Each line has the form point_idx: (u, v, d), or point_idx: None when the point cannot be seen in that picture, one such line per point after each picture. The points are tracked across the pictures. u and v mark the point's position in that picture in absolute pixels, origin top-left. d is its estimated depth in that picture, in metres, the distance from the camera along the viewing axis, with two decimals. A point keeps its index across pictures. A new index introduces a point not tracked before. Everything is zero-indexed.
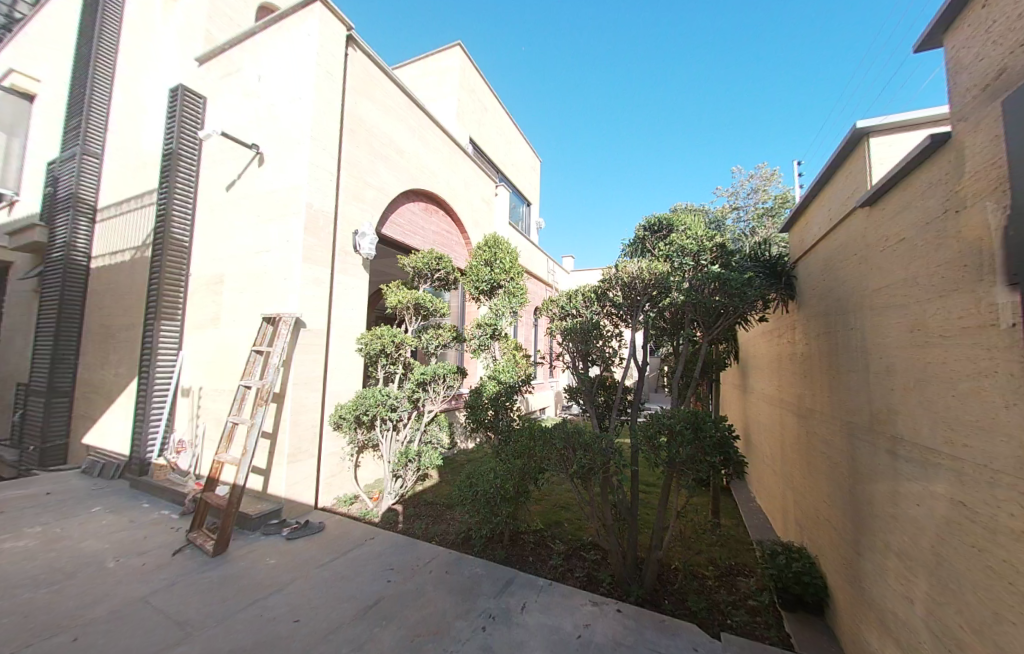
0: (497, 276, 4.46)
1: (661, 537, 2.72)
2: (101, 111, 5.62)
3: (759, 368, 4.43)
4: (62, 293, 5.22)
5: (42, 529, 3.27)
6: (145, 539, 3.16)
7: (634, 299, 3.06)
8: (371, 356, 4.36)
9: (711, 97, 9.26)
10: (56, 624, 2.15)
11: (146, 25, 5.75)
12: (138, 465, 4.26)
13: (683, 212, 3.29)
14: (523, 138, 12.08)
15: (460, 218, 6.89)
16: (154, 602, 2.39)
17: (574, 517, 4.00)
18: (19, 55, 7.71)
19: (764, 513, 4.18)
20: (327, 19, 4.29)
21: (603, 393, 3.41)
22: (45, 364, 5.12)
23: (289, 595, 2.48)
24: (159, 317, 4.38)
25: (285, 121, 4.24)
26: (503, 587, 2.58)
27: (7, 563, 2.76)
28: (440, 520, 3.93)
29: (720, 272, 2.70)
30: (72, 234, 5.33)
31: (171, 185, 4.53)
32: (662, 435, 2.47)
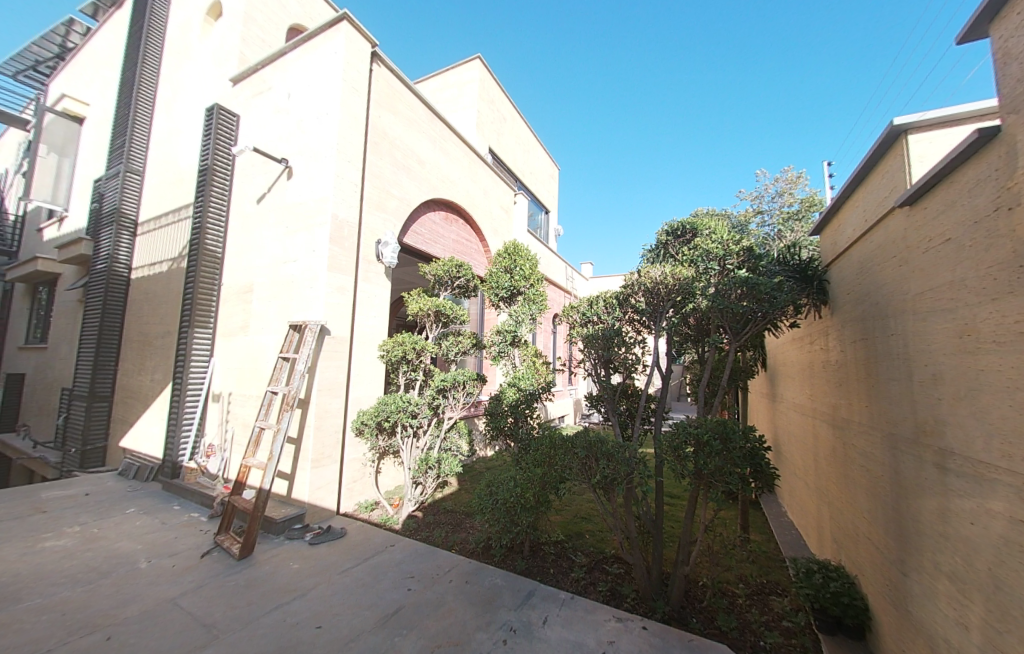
0: (517, 283, 4.46)
1: (688, 553, 2.61)
2: (143, 132, 6.06)
3: (790, 377, 4.26)
4: (105, 302, 5.52)
5: (81, 529, 3.41)
6: (175, 541, 3.25)
7: (657, 305, 2.99)
8: (392, 362, 4.39)
9: (733, 106, 9.12)
10: (91, 623, 2.23)
11: (185, 49, 6.11)
12: (170, 468, 4.41)
13: (707, 216, 3.22)
14: (541, 146, 12.17)
15: (479, 226, 6.94)
16: (183, 603, 2.44)
17: (596, 528, 3.92)
18: (72, 82, 8.33)
19: (797, 529, 3.97)
20: (353, 37, 4.45)
21: (626, 401, 3.34)
22: (88, 370, 5.40)
23: (311, 600, 2.50)
24: (193, 325, 4.57)
25: (312, 135, 4.39)
26: (523, 599, 2.53)
27: (48, 560, 2.89)
28: (459, 528, 3.90)
29: (748, 276, 2.60)
30: (115, 247, 5.66)
31: (206, 199, 4.74)
32: (689, 445, 2.38)
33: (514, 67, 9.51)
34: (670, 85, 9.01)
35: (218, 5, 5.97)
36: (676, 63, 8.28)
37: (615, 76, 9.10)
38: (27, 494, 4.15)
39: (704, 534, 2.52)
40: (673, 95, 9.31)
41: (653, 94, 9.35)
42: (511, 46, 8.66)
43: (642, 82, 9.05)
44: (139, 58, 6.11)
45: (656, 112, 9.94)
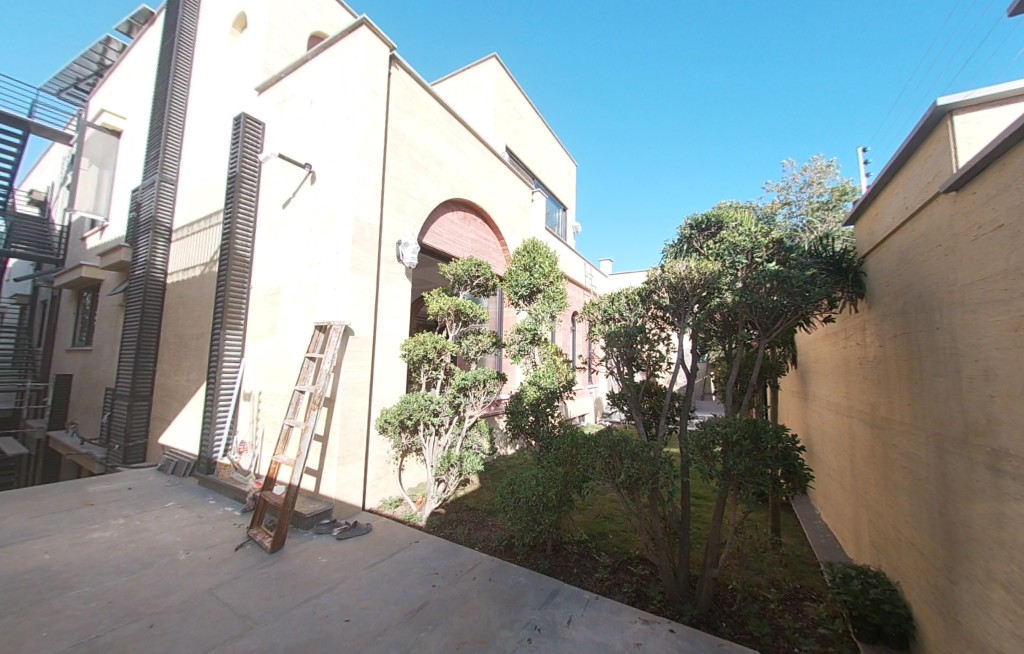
0: (536, 281, 4.43)
1: (716, 556, 2.54)
2: (176, 142, 6.33)
3: (823, 374, 4.09)
4: (143, 306, 5.80)
5: (125, 521, 3.60)
6: (211, 534, 3.39)
7: (681, 301, 2.93)
8: (414, 361, 4.44)
9: (756, 101, 8.79)
10: (135, 611, 2.35)
11: (213, 61, 6.35)
12: (206, 464, 4.60)
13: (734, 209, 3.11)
14: (558, 143, 12.08)
15: (498, 225, 6.95)
16: (218, 594, 2.55)
17: (620, 528, 3.86)
18: (110, 97, 8.80)
19: (833, 533, 3.81)
20: (371, 41, 4.52)
21: (650, 400, 3.28)
22: (129, 370, 5.70)
23: (339, 594, 2.56)
24: (225, 326, 4.75)
25: (333, 139, 4.48)
26: (547, 599, 2.51)
27: (96, 551, 3.06)
28: (482, 526, 3.92)
29: (778, 269, 2.50)
30: (151, 254, 5.95)
31: (235, 205, 4.92)
32: (717, 445, 2.31)
33: (529, 64, 9.46)
34: (687, 84, 8.75)
35: (243, 16, 6.17)
36: (694, 60, 8.01)
37: (632, 74, 8.88)
38: (77, 487, 4.42)
39: (734, 537, 2.44)
40: (691, 94, 9.02)
41: (673, 94, 9.15)
42: (524, 41, 8.57)
43: (658, 79, 8.83)
44: (171, 71, 6.39)
45: (672, 109, 9.68)
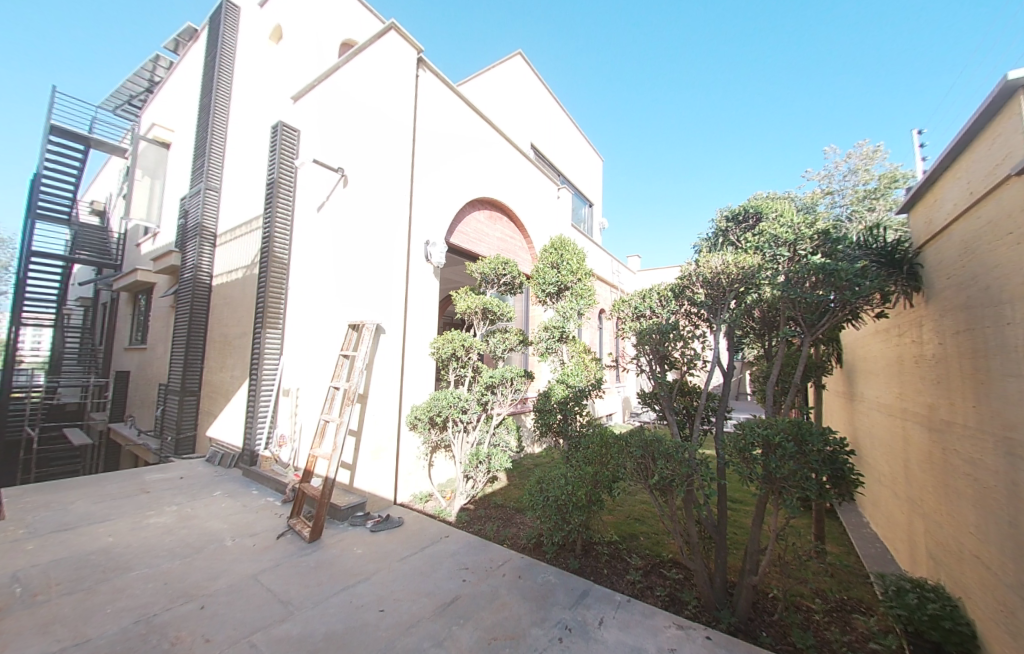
0: (564, 278, 4.39)
1: (757, 563, 2.43)
2: (219, 152, 6.68)
3: (871, 373, 3.85)
4: (192, 307, 6.18)
5: (177, 508, 3.84)
6: (254, 522, 3.57)
7: (717, 297, 2.83)
8: (443, 359, 4.50)
9: (788, 97, 8.24)
10: (188, 592, 2.51)
11: (252, 73, 6.68)
12: (249, 456, 4.85)
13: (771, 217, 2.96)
14: (584, 139, 11.93)
15: (524, 224, 6.94)
16: (262, 579, 2.68)
17: (651, 530, 3.80)
18: (160, 111, 9.41)
19: (883, 543, 3.58)
20: (400, 46, 4.62)
21: (683, 399, 3.19)
22: (180, 368, 6.08)
23: (373, 585, 2.63)
24: (266, 325, 4.99)
25: (364, 143, 4.58)
26: (577, 598, 2.49)
27: (153, 535, 3.29)
28: (510, 523, 3.95)
29: (824, 262, 2.37)
30: (198, 257, 6.32)
31: (274, 210, 5.15)
32: (756, 447, 2.22)
33: (555, 61, 9.37)
34: (712, 87, 8.28)
35: (278, 28, 6.45)
36: (719, 62, 7.55)
37: (653, 75, 8.52)
38: (135, 476, 4.76)
39: (775, 544, 2.32)
40: (716, 97, 8.56)
41: (700, 101, 8.79)
42: (547, 38, 8.43)
43: (681, 81, 8.41)
44: (215, 85, 6.76)
45: (700, 116, 9.29)
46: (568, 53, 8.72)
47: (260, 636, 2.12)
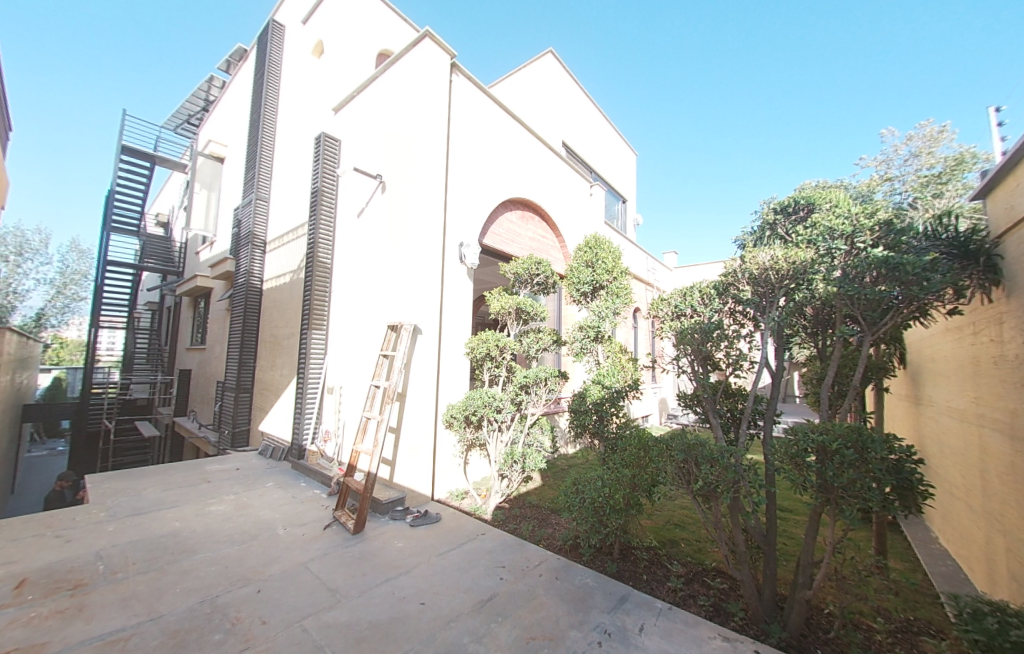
0: (599, 277, 4.33)
1: (811, 577, 2.30)
2: (267, 164, 7.10)
3: (941, 376, 3.54)
4: (246, 309, 6.61)
5: (234, 498, 4.13)
6: (303, 513, 3.77)
7: (766, 294, 2.68)
8: (477, 359, 4.55)
9: (829, 92, 7.74)
10: (247, 576, 2.69)
11: (297, 88, 7.07)
12: (298, 450, 5.13)
13: (827, 212, 2.76)
14: (616, 134, 11.71)
15: (557, 223, 6.89)
16: (312, 568, 2.82)
17: (693, 536, 3.67)
18: (216, 127, 10.13)
19: (955, 561, 3.27)
20: (434, 52, 4.73)
21: (728, 402, 3.05)
22: (235, 366, 6.53)
23: (414, 578, 2.71)
24: (311, 327, 5.27)
25: (401, 149, 4.73)
26: (616, 603, 2.45)
27: (215, 522, 3.55)
28: (545, 523, 3.95)
29: (888, 255, 2.19)
30: (250, 263, 6.74)
31: (318, 217, 5.42)
32: (810, 453, 2.10)
33: (586, 57, 9.25)
34: (741, 84, 7.99)
35: (320, 43, 6.79)
36: (744, 61, 7.33)
37: (685, 71, 8.26)
38: (197, 466, 5.16)
39: (832, 557, 2.18)
40: (749, 94, 8.20)
41: (737, 99, 8.47)
42: (575, 36, 8.41)
43: (711, 78, 8.14)
44: (263, 100, 7.17)
45: (740, 117, 8.96)
46: (597, 49, 8.62)
47: (311, 621, 2.24)
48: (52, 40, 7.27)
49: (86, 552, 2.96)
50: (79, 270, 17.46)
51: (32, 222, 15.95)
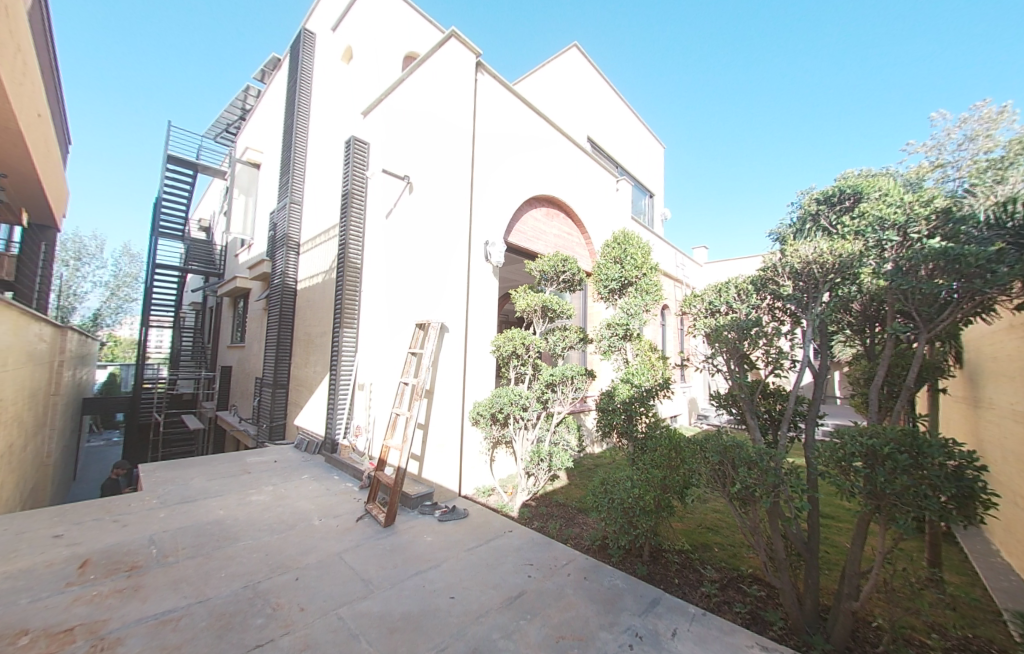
0: (628, 274, 4.25)
1: (858, 587, 2.18)
2: (300, 170, 7.39)
3: (1003, 376, 3.27)
4: (282, 308, 6.89)
5: (273, 489, 4.32)
6: (337, 505, 3.90)
7: (808, 290, 2.56)
8: (503, 357, 4.57)
9: (866, 81, 7.32)
10: (286, 564, 2.81)
11: (328, 93, 7.30)
12: (331, 444, 5.31)
13: (878, 202, 2.58)
14: (643, 127, 11.45)
15: (582, 220, 6.81)
16: (346, 558, 2.92)
17: (727, 541, 3.56)
18: (253, 134, 10.60)
19: (1020, 577, 3.01)
20: (460, 52, 4.77)
21: (766, 403, 2.91)
22: (272, 363, 6.83)
23: (443, 572, 2.76)
24: (343, 325, 5.44)
25: (427, 150, 4.80)
26: (647, 606, 2.40)
27: (256, 511, 3.73)
28: (573, 523, 3.92)
29: (946, 245, 2.02)
30: (285, 265, 7.02)
31: (349, 218, 5.58)
32: (857, 458, 1.98)
33: (611, 51, 9.11)
34: (773, 76, 7.65)
35: (349, 48, 6.97)
36: (775, 54, 7.07)
37: (712, 66, 8.00)
38: (238, 458, 5.43)
39: (881, 568, 2.05)
40: (782, 87, 7.86)
41: (763, 95, 8.22)
42: (601, 27, 8.28)
43: (740, 74, 7.90)
44: (296, 108, 7.46)
45: (770, 113, 8.65)
46: (622, 41, 8.48)
47: (346, 610, 2.32)
48: (88, 41, 7.79)
49: (140, 536, 3.18)
50: (130, 273, 18.58)
51: (89, 228, 17.09)
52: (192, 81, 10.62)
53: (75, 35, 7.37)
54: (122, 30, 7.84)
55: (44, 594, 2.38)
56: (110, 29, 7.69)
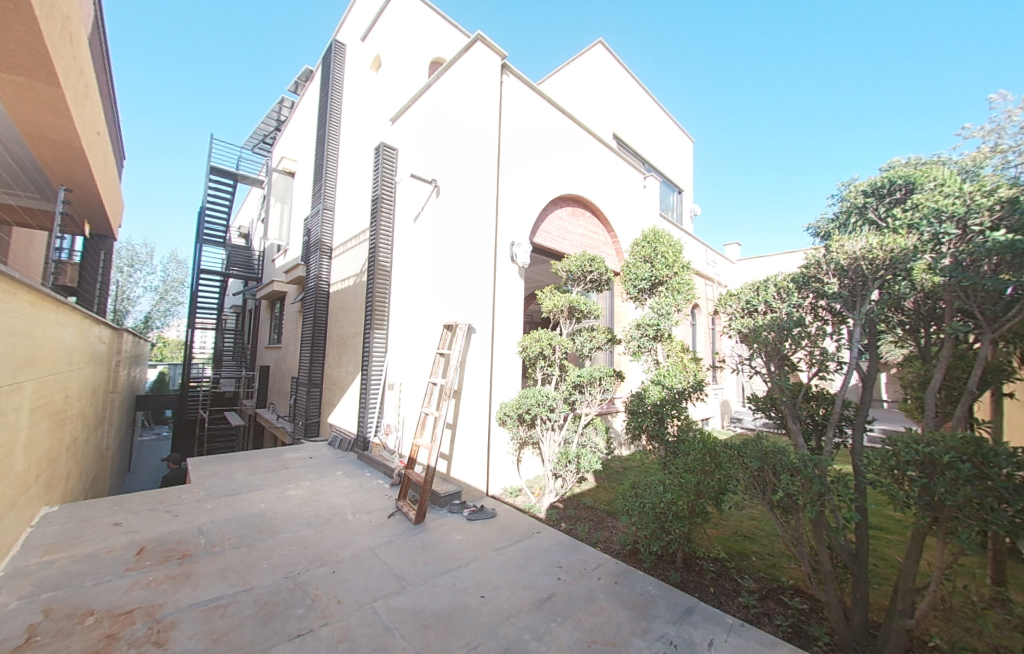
0: (659, 272, 4.16)
1: (912, 604, 2.05)
2: (332, 177, 7.67)
3: None
4: (316, 310, 7.16)
5: (309, 484, 4.49)
6: (370, 501, 4.03)
7: (856, 287, 2.42)
8: (530, 358, 4.57)
9: (911, 83, 6.87)
10: (323, 558, 2.92)
11: (358, 101, 7.54)
12: (362, 441, 5.47)
13: (936, 191, 2.39)
14: (671, 122, 11.18)
15: (609, 219, 6.71)
16: (379, 553, 3.00)
17: (765, 550, 3.41)
18: (287, 144, 11.06)
19: None
20: (485, 54, 4.80)
21: (809, 406, 2.77)
22: (307, 363, 7.12)
23: (473, 571, 2.78)
24: (374, 327, 5.61)
25: (455, 153, 4.87)
26: (682, 614, 2.33)
27: (294, 505, 3.89)
28: (602, 526, 3.87)
29: (1011, 239, 1.86)
30: (318, 268, 7.31)
31: (378, 223, 5.73)
32: (912, 467, 1.86)
33: (637, 46, 8.96)
34: (809, 75, 7.31)
35: (378, 57, 7.17)
36: (803, 52, 6.88)
37: (738, 63, 7.85)
38: (277, 454, 5.68)
39: (940, 584, 1.91)
40: (819, 86, 7.50)
41: (792, 95, 7.97)
42: (626, 22, 8.16)
43: (767, 73, 7.74)
44: (329, 118, 7.76)
45: (795, 114, 8.43)
46: (649, 36, 8.32)
47: (380, 604, 2.38)
48: (139, 64, 8.37)
49: (190, 526, 3.38)
50: (177, 278, 19.90)
51: (140, 237, 18.37)
52: (231, 93, 11.16)
53: (128, 59, 7.94)
54: (166, 52, 8.33)
55: (106, 578, 2.57)
56: (156, 53, 8.19)
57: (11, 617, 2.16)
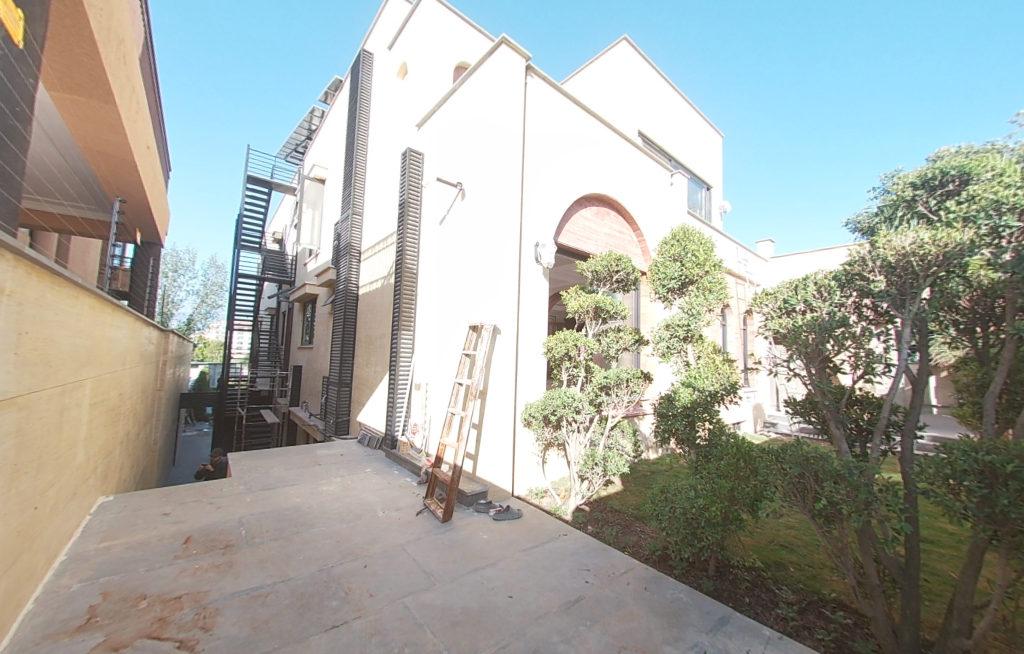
0: (689, 271, 4.05)
1: (970, 624, 1.92)
2: (361, 183, 7.93)
3: None
4: (345, 312, 7.40)
5: (340, 480, 4.64)
6: (398, 498, 4.11)
7: (905, 284, 2.29)
8: (555, 359, 4.55)
9: (951, 81, 6.49)
10: (354, 552, 3.01)
11: (386, 108, 7.75)
12: (390, 440, 5.59)
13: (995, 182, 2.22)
14: (698, 117, 10.91)
15: (635, 218, 6.60)
16: (409, 550, 3.06)
17: (802, 560, 3.28)
18: (319, 151, 11.48)
19: None
20: (510, 56, 4.82)
21: (853, 411, 2.63)
22: (338, 362, 7.37)
23: (501, 570, 2.80)
24: (401, 328, 5.74)
25: (479, 156, 4.92)
26: (715, 624, 2.26)
27: (327, 500, 4.03)
28: (630, 530, 3.82)
29: None
30: (348, 272, 7.56)
31: (405, 226, 5.86)
32: (970, 476, 1.73)
33: (662, 42, 8.80)
34: (842, 68, 6.98)
35: (404, 65, 7.35)
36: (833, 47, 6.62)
37: (767, 56, 7.64)
38: (311, 450, 5.90)
39: (1002, 605, 1.77)
40: (851, 81, 7.20)
41: (824, 88, 7.67)
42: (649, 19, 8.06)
43: (798, 65, 7.50)
44: (359, 125, 8.01)
45: (828, 108, 8.10)
46: (675, 31, 8.17)
47: (411, 600, 2.43)
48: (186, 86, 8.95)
49: (231, 517, 3.56)
50: (217, 282, 21.10)
51: (184, 244, 19.57)
52: (268, 107, 11.71)
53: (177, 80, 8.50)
54: (207, 72, 8.85)
55: (158, 564, 2.75)
56: (198, 74, 8.72)
57: (75, 597, 2.34)
